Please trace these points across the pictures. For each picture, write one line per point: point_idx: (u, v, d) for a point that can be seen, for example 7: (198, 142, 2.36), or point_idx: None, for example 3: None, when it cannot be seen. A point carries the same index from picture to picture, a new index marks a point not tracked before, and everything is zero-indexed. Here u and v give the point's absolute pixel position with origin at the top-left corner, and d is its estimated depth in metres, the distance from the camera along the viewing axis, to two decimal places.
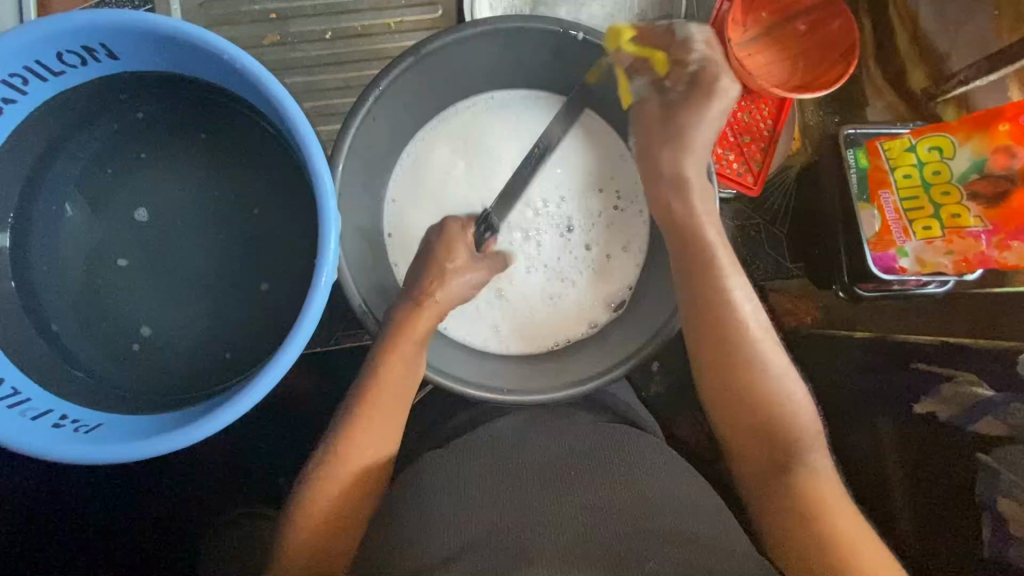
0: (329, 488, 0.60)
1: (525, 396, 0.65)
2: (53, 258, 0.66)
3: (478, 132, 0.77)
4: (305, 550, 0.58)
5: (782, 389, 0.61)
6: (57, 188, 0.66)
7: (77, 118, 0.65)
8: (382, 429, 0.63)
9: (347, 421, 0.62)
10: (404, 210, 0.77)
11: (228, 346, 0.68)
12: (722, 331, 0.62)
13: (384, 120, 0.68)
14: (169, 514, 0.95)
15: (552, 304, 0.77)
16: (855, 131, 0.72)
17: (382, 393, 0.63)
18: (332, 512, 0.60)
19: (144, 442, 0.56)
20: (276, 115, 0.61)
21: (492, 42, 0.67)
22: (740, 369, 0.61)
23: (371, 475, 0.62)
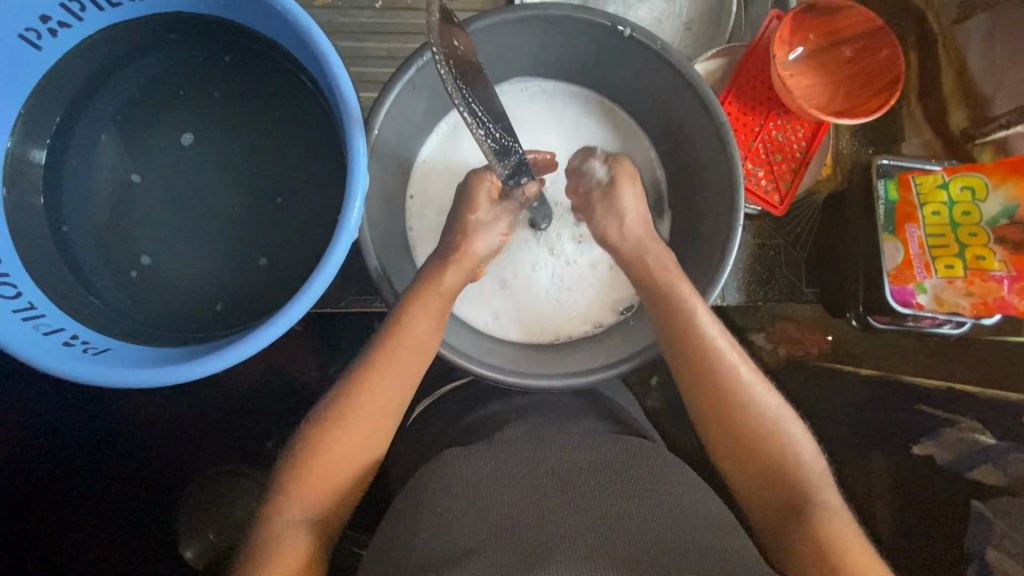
0: (316, 474, 0.58)
1: (526, 382, 0.65)
2: (82, 180, 0.69)
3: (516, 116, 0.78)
4: (299, 498, 0.57)
5: (780, 421, 0.61)
6: (95, 117, 0.68)
7: (123, 50, 0.67)
8: (379, 404, 0.61)
9: (358, 371, 0.62)
10: (431, 177, 0.78)
11: (230, 295, 0.69)
12: (705, 375, 0.62)
13: (423, 91, 0.69)
14: (162, 463, 0.96)
15: (558, 297, 0.78)
16: (888, 162, 0.71)
17: (372, 391, 0.61)
18: (335, 460, 0.59)
19: (139, 370, 0.57)
20: (318, 70, 0.62)
21: (536, 28, 0.67)
22: (734, 404, 0.61)
23: (376, 430, 0.61)
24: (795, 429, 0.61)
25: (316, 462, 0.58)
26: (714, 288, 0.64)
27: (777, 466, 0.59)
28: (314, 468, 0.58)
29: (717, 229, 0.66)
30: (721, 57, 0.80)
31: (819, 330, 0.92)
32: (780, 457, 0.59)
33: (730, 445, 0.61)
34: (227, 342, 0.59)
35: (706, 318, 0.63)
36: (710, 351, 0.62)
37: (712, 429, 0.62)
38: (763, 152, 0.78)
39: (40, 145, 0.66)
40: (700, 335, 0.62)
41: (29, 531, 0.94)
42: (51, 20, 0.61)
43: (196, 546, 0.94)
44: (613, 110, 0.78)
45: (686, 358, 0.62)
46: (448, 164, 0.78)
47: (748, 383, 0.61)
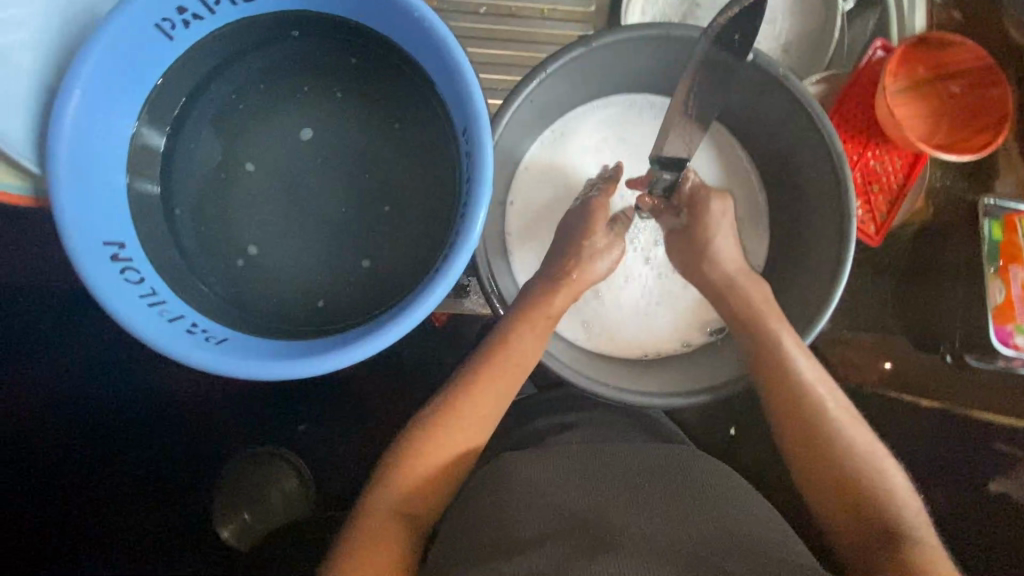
0: (414, 471, 0.62)
1: (622, 399, 0.66)
2: (193, 167, 0.69)
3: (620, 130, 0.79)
4: (399, 490, 0.62)
5: (871, 452, 0.62)
6: (212, 106, 0.69)
7: (249, 44, 0.68)
8: (480, 412, 0.65)
9: (461, 383, 0.66)
10: (531, 184, 0.78)
11: (328, 293, 0.69)
12: (798, 403, 0.64)
13: (539, 102, 0.70)
14: (231, 439, 1.01)
15: (648, 312, 0.78)
16: (993, 202, 0.74)
17: (475, 397, 0.65)
18: (433, 465, 0.63)
19: (261, 363, 0.58)
20: (446, 77, 0.63)
21: (656, 47, 0.68)
22: (823, 435, 0.62)
23: (472, 440, 0.65)
24: (884, 460, 0.62)
25: (414, 465, 0.62)
26: (822, 320, 0.65)
27: (869, 497, 0.60)
28: (413, 471, 0.62)
29: (826, 256, 0.67)
30: (825, 83, 0.80)
31: (880, 357, 0.85)
32: (872, 488, 0.60)
33: (821, 474, 0.62)
34: (345, 340, 0.60)
35: (799, 349, 0.65)
36: (799, 384, 0.64)
37: (800, 458, 0.63)
38: (859, 182, 0.79)
39: (158, 131, 0.67)
40: (791, 363, 0.64)
41: (102, 492, 0.99)
42: (186, 12, 0.62)
43: (233, 526, 0.99)
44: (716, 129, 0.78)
45: (776, 389, 0.64)
46: (613, 154, 0.79)
47: (838, 416, 0.63)
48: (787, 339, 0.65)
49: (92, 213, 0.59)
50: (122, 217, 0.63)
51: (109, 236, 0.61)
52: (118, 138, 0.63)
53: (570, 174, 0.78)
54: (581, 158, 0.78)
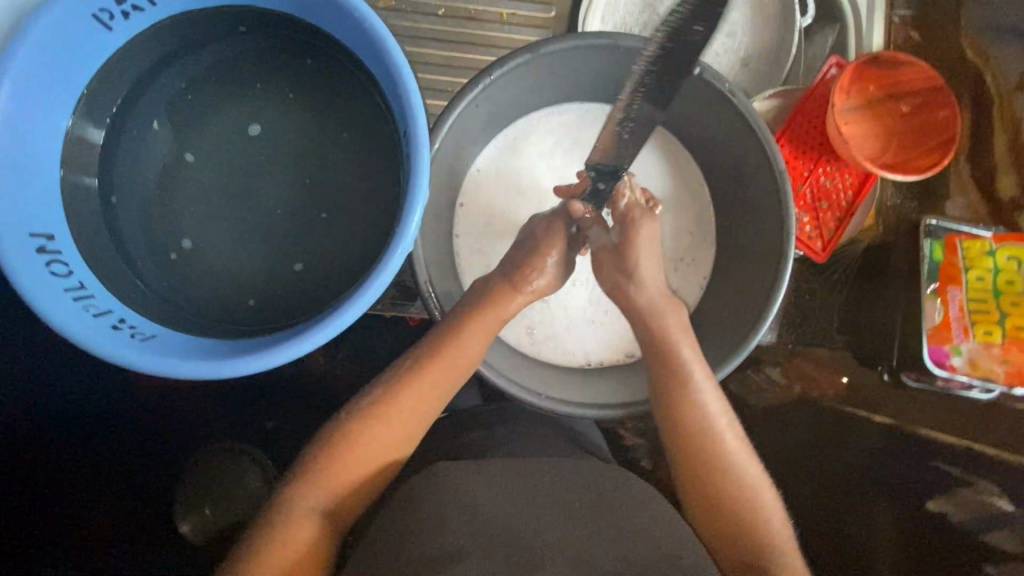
0: (334, 470, 0.61)
1: (549, 406, 0.66)
2: (134, 161, 0.68)
3: (571, 138, 0.78)
4: (322, 488, 0.61)
5: (754, 484, 0.62)
6: (155, 98, 0.68)
7: (194, 37, 0.67)
8: (412, 414, 0.64)
9: (401, 376, 0.66)
10: (482, 187, 0.78)
11: (260, 294, 0.68)
12: (693, 429, 0.63)
13: (486, 106, 0.69)
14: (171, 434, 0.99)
15: (593, 319, 0.78)
16: (936, 223, 0.78)
17: (409, 400, 0.65)
18: (368, 459, 0.63)
19: (181, 361, 0.58)
20: (386, 79, 0.62)
21: (605, 55, 0.68)
22: (715, 464, 0.62)
23: (407, 434, 0.65)
24: (767, 492, 0.63)
25: (347, 459, 0.62)
26: (756, 334, 0.65)
27: (745, 525, 0.60)
28: (343, 464, 0.62)
29: (766, 273, 0.67)
30: (777, 99, 0.81)
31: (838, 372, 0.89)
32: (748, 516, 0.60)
33: (705, 500, 0.62)
34: (276, 340, 0.60)
35: (701, 373, 0.65)
36: (702, 410, 0.64)
37: (690, 484, 0.63)
38: (809, 198, 0.80)
39: (98, 123, 0.66)
40: (693, 385, 0.64)
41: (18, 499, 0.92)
42: (126, 3, 0.61)
43: (191, 520, 0.97)
44: (667, 141, 0.78)
45: (680, 416, 0.63)
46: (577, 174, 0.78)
47: (732, 445, 0.63)
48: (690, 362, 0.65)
49: (21, 206, 0.59)
50: (54, 211, 0.62)
51: (36, 228, 0.59)
52: (53, 129, 0.62)
53: (520, 180, 0.78)
54: (530, 164, 0.78)
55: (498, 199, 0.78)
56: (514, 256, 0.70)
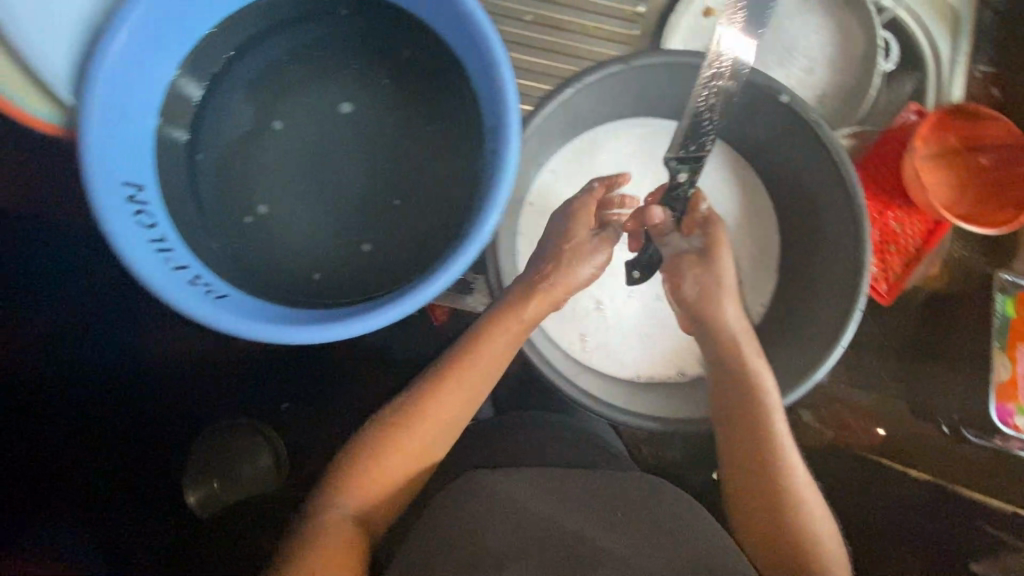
0: (367, 475, 0.62)
1: (605, 411, 0.66)
2: (221, 123, 0.70)
3: (644, 151, 0.78)
4: (357, 489, 0.62)
5: (808, 507, 0.61)
6: (250, 66, 0.70)
7: (296, 13, 0.70)
8: (441, 418, 0.64)
9: (430, 380, 0.65)
10: (552, 190, 0.78)
11: (322, 267, 0.69)
12: (754, 420, 0.64)
13: (569, 111, 0.70)
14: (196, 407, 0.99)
15: (648, 333, 0.77)
16: (1009, 279, 0.77)
17: (439, 407, 0.64)
18: (401, 464, 0.63)
19: (250, 324, 0.58)
20: (481, 73, 0.64)
21: (693, 74, 0.68)
22: (768, 482, 0.62)
23: (439, 441, 0.65)
24: (814, 498, 0.62)
25: (384, 466, 0.63)
26: (819, 369, 0.64)
27: (794, 549, 0.59)
28: (383, 466, 0.63)
29: (833, 308, 0.66)
30: (855, 138, 0.83)
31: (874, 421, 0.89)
32: (798, 540, 0.59)
33: (754, 517, 0.62)
34: (344, 314, 0.61)
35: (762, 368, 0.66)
36: (762, 405, 0.64)
37: (740, 499, 0.63)
38: (875, 240, 0.80)
39: (196, 84, 0.68)
40: (755, 382, 0.65)
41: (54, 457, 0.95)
42: None
43: (200, 492, 0.96)
44: (740, 165, 0.77)
45: (737, 406, 0.65)
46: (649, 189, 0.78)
47: (791, 465, 0.62)
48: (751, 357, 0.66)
49: (118, 155, 0.60)
50: (146, 164, 0.64)
51: (129, 177, 0.61)
52: (155, 84, 0.64)
53: None
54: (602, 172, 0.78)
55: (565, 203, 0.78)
56: (576, 255, 0.69)
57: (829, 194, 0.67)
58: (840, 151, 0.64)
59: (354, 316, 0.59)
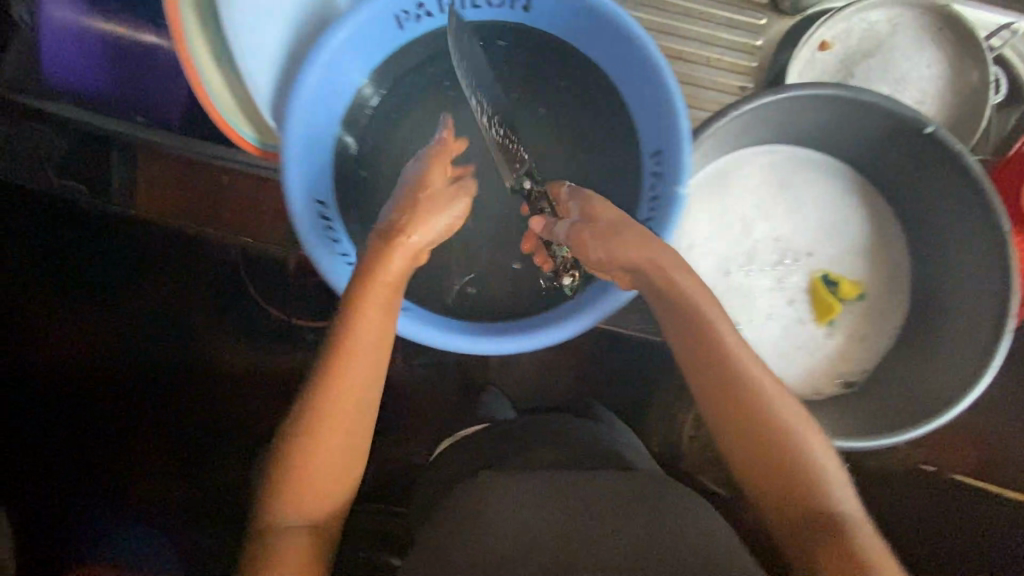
0: (305, 473, 0.55)
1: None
2: (385, 146, 0.74)
3: (783, 176, 0.80)
4: (292, 492, 0.55)
5: (810, 466, 0.54)
6: (411, 92, 0.74)
7: (457, 44, 0.74)
8: (348, 385, 0.55)
9: (329, 357, 0.55)
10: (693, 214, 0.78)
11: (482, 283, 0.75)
12: (720, 382, 0.57)
13: (718, 142, 0.73)
14: (180, 370, 1.00)
15: (788, 354, 0.80)
16: None
17: (341, 378, 0.55)
18: (311, 453, 0.54)
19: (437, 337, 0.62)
20: (644, 103, 0.68)
21: (836, 106, 0.70)
22: (752, 444, 0.55)
23: (357, 426, 0.56)
24: (829, 486, 0.54)
25: (307, 454, 0.55)
26: (972, 389, 0.66)
27: (820, 531, 0.52)
28: (307, 459, 0.55)
29: (977, 331, 0.69)
30: None
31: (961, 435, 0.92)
32: (825, 519, 0.52)
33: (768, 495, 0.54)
34: (522, 331, 0.66)
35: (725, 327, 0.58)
36: (730, 372, 0.56)
37: (744, 474, 0.56)
38: None
39: (364, 111, 0.73)
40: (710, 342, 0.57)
41: (138, 446, 0.99)
42: (422, 7, 0.68)
43: None
44: (868, 193, 0.81)
45: (710, 381, 0.57)
46: (787, 215, 0.80)
47: (776, 419, 0.55)
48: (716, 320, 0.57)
49: (314, 180, 0.67)
50: (329, 187, 0.70)
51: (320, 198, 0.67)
52: (335, 111, 0.69)
53: (734, 214, 0.79)
54: (744, 195, 0.79)
55: (706, 226, 0.78)
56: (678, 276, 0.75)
57: (968, 222, 0.69)
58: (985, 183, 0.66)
59: (529, 334, 0.65)
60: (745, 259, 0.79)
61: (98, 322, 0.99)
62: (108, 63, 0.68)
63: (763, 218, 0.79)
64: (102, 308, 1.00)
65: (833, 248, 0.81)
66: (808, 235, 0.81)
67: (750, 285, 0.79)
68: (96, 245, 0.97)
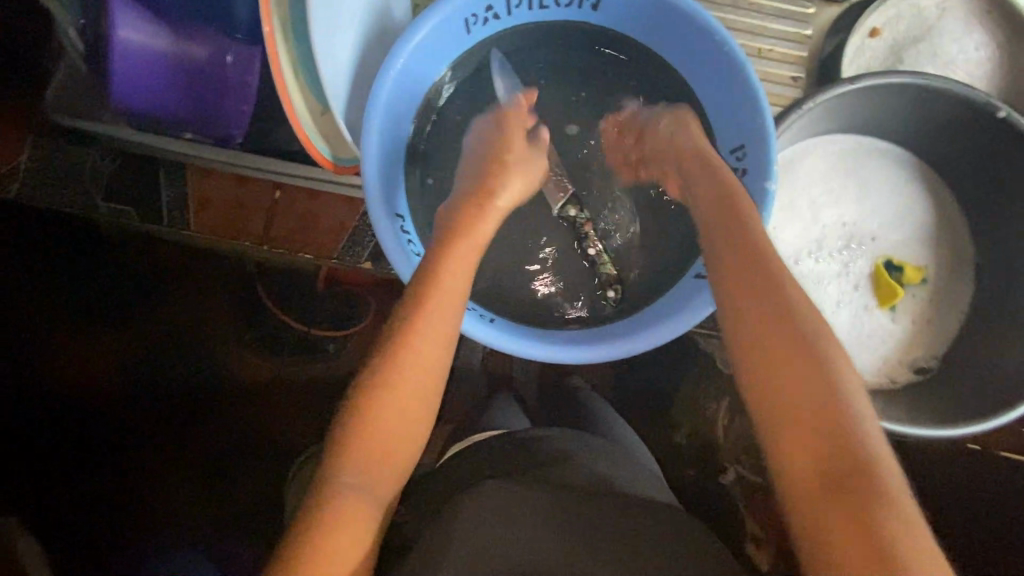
0: (368, 443, 0.51)
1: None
2: (454, 154, 0.73)
3: (845, 163, 0.80)
4: (356, 466, 0.50)
5: (886, 504, 0.40)
6: (478, 99, 0.73)
7: (522, 46, 0.73)
8: (426, 354, 0.54)
9: (401, 328, 0.54)
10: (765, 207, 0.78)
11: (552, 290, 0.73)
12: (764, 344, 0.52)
13: (789, 134, 0.73)
14: (223, 395, 0.96)
15: (858, 342, 0.79)
16: None
17: (422, 345, 0.54)
18: (381, 425, 0.52)
19: (531, 347, 0.62)
20: (719, 99, 0.68)
21: (906, 93, 0.70)
22: (797, 436, 0.44)
23: (423, 400, 0.54)
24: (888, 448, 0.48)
25: (367, 422, 0.51)
26: None
27: (870, 561, 0.38)
28: (367, 429, 0.51)
29: None
30: None
31: None
32: (879, 552, 0.38)
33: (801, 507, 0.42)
34: (608, 335, 0.65)
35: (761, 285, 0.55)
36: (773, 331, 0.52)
37: (776, 480, 0.45)
38: None
39: (430, 120, 0.72)
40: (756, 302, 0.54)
41: (164, 474, 0.94)
42: (490, 11, 0.67)
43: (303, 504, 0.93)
44: (929, 179, 0.81)
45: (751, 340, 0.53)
46: (852, 201, 0.80)
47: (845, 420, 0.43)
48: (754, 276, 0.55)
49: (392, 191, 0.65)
50: (403, 198, 0.68)
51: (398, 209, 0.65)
52: (406, 121, 0.68)
53: (802, 203, 0.79)
54: (811, 184, 0.79)
55: (777, 216, 0.78)
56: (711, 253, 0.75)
57: None
58: None
59: (620, 339, 0.63)
60: (812, 246, 0.79)
61: (115, 346, 0.93)
62: (176, 83, 0.63)
63: (828, 204, 0.79)
64: (132, 331, 0.95)
65: (898, 233, 0.81)
66: (871, 219, 0.80)
67: (821, 274, 0.79)
68: (112, 268, 0.92)
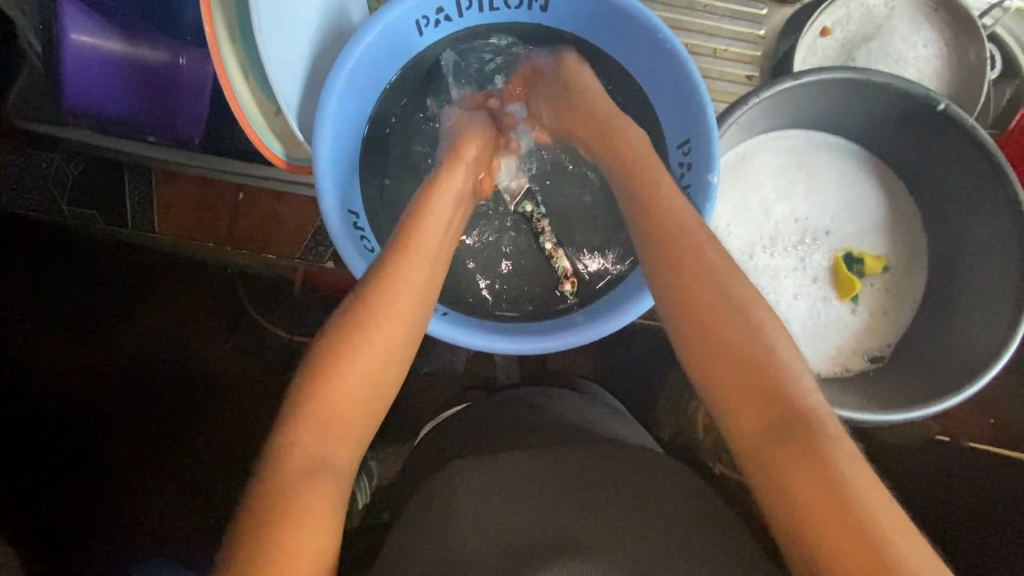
0: (333, 399, 0.52)
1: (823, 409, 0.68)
2: (411, 155, 0.75)
3: (797, 157, 0.82)
4: (318, 421, 0.51)
5: (827, 450, 0.46)
6: (433, 99, 0.75)
7: (477, 49, 0.75)
8: (399, 317, 0.57)
9: (374, 288, 0.57)
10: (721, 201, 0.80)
11: (508, 285, 0.76)
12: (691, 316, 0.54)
13: (738, 129, 0.75)
14: (193, 394, 0.93)
15: (814, 333, 0.81)
16: None
17: (395, 308, 0.56)
18: (349, 382, 0.53)
19: (481, 339, 0.64)
20: (665, 96, 0.70)
21: (849, 89, 0.72)
22: (742, 403, 0.50)
23: (394, 362, 0.56)
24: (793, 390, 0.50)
25: (331, 396, 0.52)
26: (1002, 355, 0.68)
27: (832, 505, 0.43)
28: (339, 383, 0.52)
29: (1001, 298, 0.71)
30: None
31: (987, 412, 0.90)
32: (836, 496, 0.44)
33: (759, 470, 0.48)
34: (561, 329, 0.66)
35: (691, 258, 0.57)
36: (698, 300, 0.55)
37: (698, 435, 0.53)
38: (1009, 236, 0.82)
39: (386, 121, 0.74)
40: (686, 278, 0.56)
41: (145, 483, 0.91)
42: (441, 13, 0.69)
43: None
44: (880, 172, 0.83)
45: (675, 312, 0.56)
46: (804, 194, 0.82)
47: (783, 382, 0.50)
48: (689, 249, 0.57)
49: (347, 189, 0.67)
50: (358, 195, 0.70)
51: (350, 206, 0.67)
52: (360, 121, 0.70)
53: (755, 196, 0.80)
54: (764, 177, 0.81)
55: (731, 208, 0.80)
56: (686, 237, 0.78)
57: (987, 189, 0.71)
58: (998, 153, 0.68)
59: (572, 333, 0.64)
60: (768, 241, 0.80)
61: (86, 353, 0.92)
62: (132, 87, 0.65)
63: (784, 196, 0.81)
64: (96, 334, 0.92)
65: (852, 226, 0.82)
66: (825, 213, 0.82)
67: (776, 267, 0.80)
68: (94, 275, 0.91)
